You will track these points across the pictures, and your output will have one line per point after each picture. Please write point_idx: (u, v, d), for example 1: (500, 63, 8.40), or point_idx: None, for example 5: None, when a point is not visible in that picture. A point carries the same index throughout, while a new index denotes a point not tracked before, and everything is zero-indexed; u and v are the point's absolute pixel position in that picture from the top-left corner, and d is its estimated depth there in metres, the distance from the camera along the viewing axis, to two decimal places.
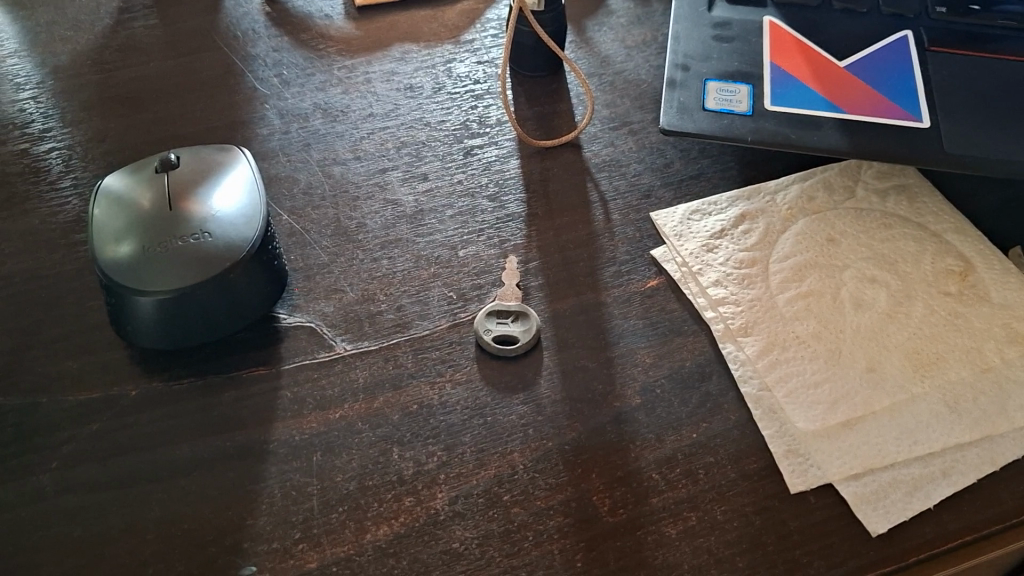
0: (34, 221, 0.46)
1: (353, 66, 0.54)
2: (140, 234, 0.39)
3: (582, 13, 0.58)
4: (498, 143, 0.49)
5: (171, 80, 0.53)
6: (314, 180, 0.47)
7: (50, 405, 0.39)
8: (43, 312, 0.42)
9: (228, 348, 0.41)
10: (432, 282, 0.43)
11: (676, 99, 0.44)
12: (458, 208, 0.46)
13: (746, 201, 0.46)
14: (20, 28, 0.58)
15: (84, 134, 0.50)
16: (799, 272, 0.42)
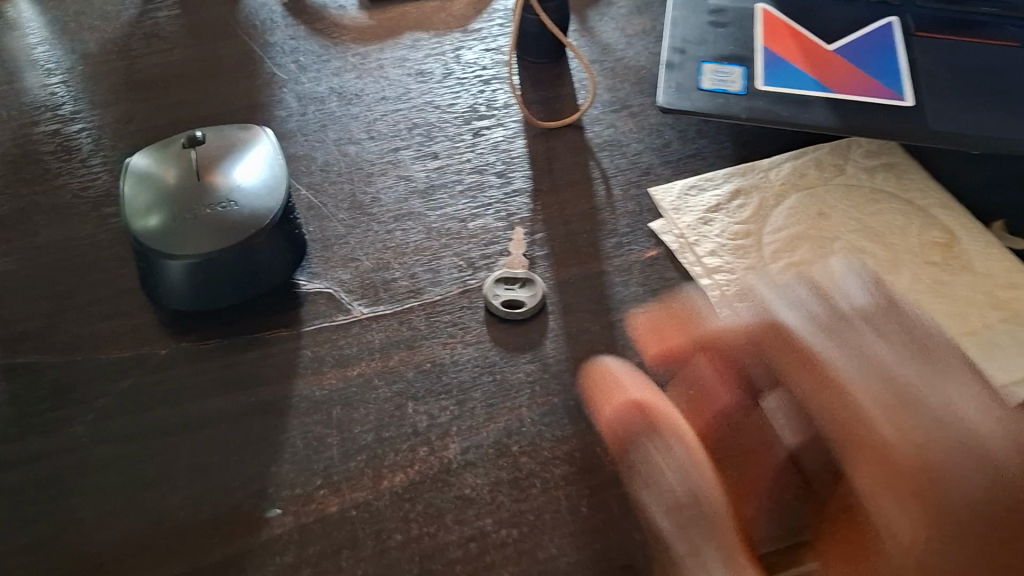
0: (65, 196, 0.48)
1: (366, 53, 0.56)
2: (171, 204, 0.42)
3: (584, 5, 0.60)
4: (504, 125, 0.52)
5: (193, 66, 0.56)
6: (330, 158, 0.50)
7: (84, 363, 0.41)
8: (76, 279, 0.44)
9: (252, 311, 0.43)
10: (443, 252, 0.45)
11: (674, 80, 0.47)
12: (467, 184, 0.49)
13: (740, 177, 0.48)
14: (49, 18, 0.60)
15: (112, 116, 0.53)
16: (791, 243, 0.45)
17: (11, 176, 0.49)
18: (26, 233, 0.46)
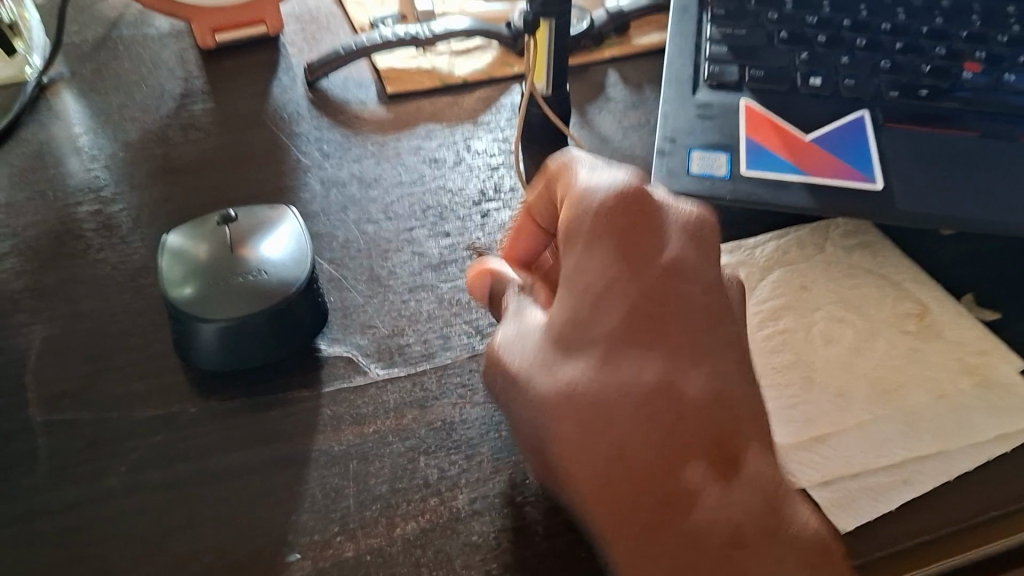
0: (105, 269, 0.52)
1: (385, 142, 0.61)
2: (209, 274, 0.46)
3: (584, 99, 0.65)
4: (511, 207, 0.56)
5: (227, 154, 0.61)
6: (350, 236, 0.54)
7: (119, 420, 0.44)
8: (113, 342, 0.48)
9: (276, 373, 0.46)
10: (454, 321, 0.49)
11: (665, 165, 0.51)
12: (476, 259, 0.53)
13: (728, 254, 0.52)
14: (94, 110, 0.66)
15: (150, 198, 0.57)
16: (775, 313, 0.48)
17: (56, 251, 0.54)
18: (69, 301, 0.50)
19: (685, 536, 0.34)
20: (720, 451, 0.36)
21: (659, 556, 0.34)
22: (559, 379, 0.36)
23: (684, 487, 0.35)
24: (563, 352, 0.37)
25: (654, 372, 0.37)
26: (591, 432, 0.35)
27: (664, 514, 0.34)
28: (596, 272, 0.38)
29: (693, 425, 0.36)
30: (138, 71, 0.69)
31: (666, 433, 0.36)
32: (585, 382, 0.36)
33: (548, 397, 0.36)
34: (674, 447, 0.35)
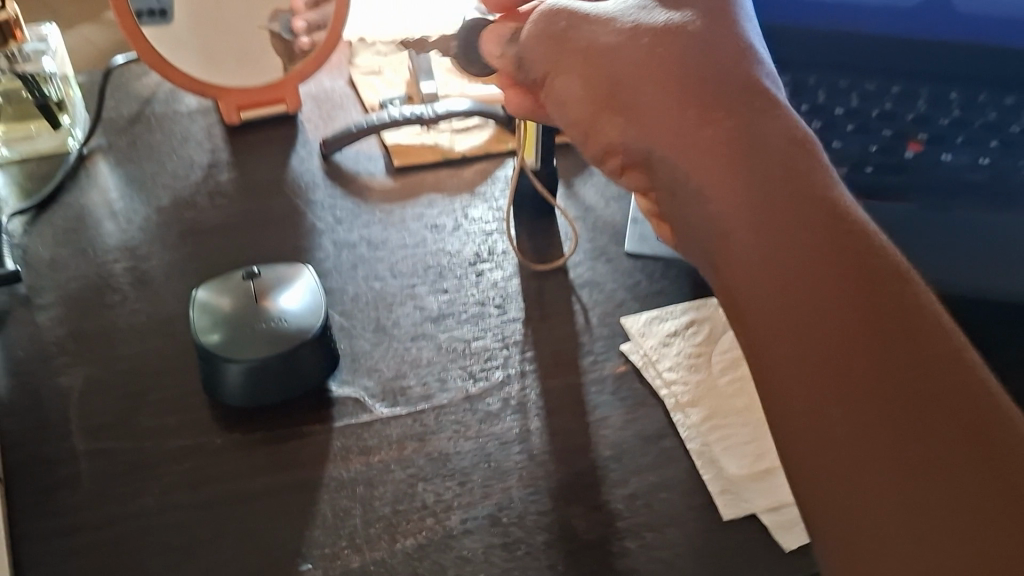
0: (141, 318, 0.59)
1: (391, 209, 0.69)
2: (238, 324, 0.52)
3: (571, 170, 0.72)
4: (503, 267, 0.63)
5: (249, 217, 0.68)
6: (359, 290, 0.61)
7: (153, 448, 0.50)
8: (147, 382, 0.54)
9: (292, 410, 0.52)
10: (450, 366, 0.55)
11: (639, 232, 0.65)
12: (471, 313, 0.59)
13: (695, 310, 0.58)
14: (129, 177, 0.73)
15: (181, 256, 0.64)
16: (736, 361, 0.55)
17: (96, 301, 0.60)
18: (108, 346, 0.57)
19: (833, 314, 0.35)
20: (860, 242, 0.36)
21: (806, 345, 0.35)
22: (642, 53, 0.40)
23: (836, 276, 0.35)
24: (663, 86, 0.39)
25: (788, 141, 0.37)
26: (695, 117, 0.38)
27: (814, 294, 0.35)
28: (688, 40, 0.39)
29: (836, 213, 0.37)
30: (168, 143, 0.77)
31: (800, 195, 0.36)
32: (708, 124, 0.38)
33: (638, 66, 0.40)
34: (817, 241, 0.36)
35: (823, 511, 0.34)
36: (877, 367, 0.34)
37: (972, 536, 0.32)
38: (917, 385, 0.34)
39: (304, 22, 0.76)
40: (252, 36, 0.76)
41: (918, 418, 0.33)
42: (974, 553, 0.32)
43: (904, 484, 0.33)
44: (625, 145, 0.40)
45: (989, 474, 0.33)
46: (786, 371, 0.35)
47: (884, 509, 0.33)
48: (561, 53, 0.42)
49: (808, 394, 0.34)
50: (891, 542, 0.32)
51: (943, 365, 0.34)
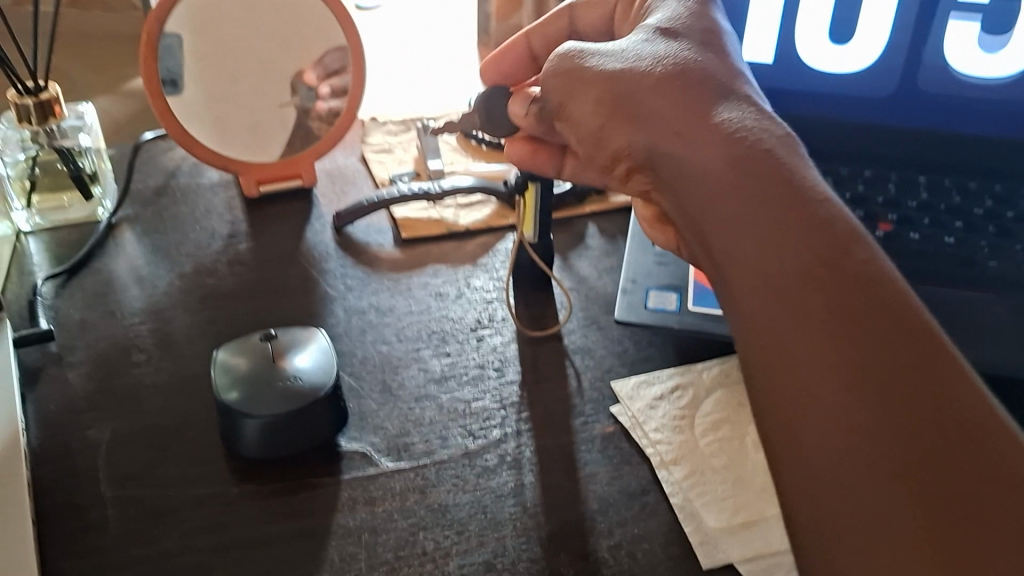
0: (165, 376, 0.63)
1: (399, 278, 0.74)
2: (257, 381, 0.56)
3: (567, 244, 0.78)
4: (502, 333, 0.68)
5: (266, 284, 0.73)
6: (367, 353, 0.65)
7: (175, 497, 0.54)
8: (170, 436, 0.58)
9: (304, 463, 0.56)
10: (451, 424, 0.59)
11: (628, 301, 0.68)
12: (471, 375, 0.63)
13: (680, 375, 0.63)
14: (155, 244, 0.78)
15: (203, 319, 0.69)
16: (717, 424, 0.59)
17: (123, 360, 0.65)
18: (134, 402, 0.61)
19: (810, 281, 0.39)
20: (842, 228, 0.41)
21: (782, 311, 0.40)
22: (648, 74, 0.48)
23: (814, 250, 0.40)
24: (669, 96, 0.47)
25: (776, 146, 0.44)
26: (693, 118, 0.46)
27: (792, 262, 0.40)
28: (689, 65, 0.49)
29: (818, 201, 0.42)
30: (191, 214, 0.82)
31: (784, 183, 0.42)
32: (705, 124, 0.45)
33: (646, 80, 0.48)
34: (801, 223, 0.41)
35: (781, 444, 0.38)
36: (821, 312, 0.39)
37: (907, 474, 0.35)
38: (879, 347, 0.38)
39: (326, 86, 0.83)
40: (260, 115, 0.82)
41: (879, 374, 0.37)
42: (907, 489, 0.35)
43: (855, 426, 0.36)
44: (633, 147, 0.48)
45: (926, 423, 0.36)
46: (766, 327, 0.40)
47: (836, 452, 0.36)
48: (572, 85, 0.51)
49: (782, 344, 0.39)
50: (834, 472, 0.36)
51: (911, 338, 0.38)
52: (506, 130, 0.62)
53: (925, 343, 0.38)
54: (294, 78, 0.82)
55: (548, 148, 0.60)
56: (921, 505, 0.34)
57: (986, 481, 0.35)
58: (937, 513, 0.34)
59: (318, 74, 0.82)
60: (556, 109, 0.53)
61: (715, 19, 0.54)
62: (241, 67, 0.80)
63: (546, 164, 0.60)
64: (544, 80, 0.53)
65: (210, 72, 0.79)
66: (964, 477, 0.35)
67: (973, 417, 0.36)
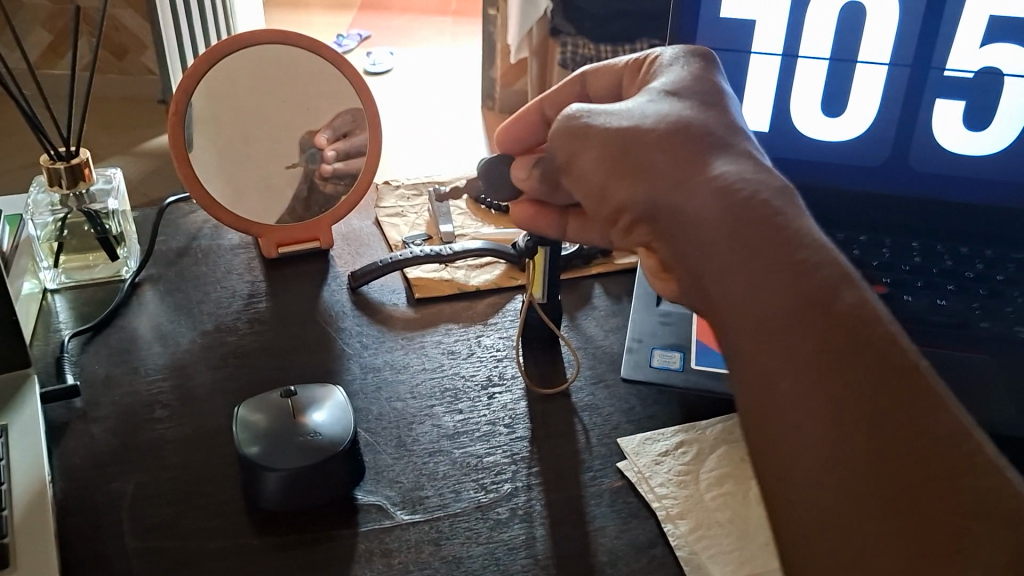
0: (187, 431, 0.66)
1: (412, 337, 0.76)
2: (277, 434, 0.59)
3: (574, 304, 0.81)
4: (512, 390, 0.70)
5: (284, 342, 0.75)
6: (383, 410, 0.68)
7: (198, 548, 0.56)
8: (193, 489, 0.60)
9: (323, 516, 0.58)
10: (464, 479, 0.61)
11: (633, 359, 0.71)
12: (483, 431, 0.66)
13: (684, 432, 0.65)
14: (177, 303, 0.81)
15: (224, 375, 0.71)
16: (720, 479, 0.61)
17: (147, 415, 0.67)
18: (158, 456, 0.63)
19: (800, 326, 0.42)
20: (831, 273, 0.43)
21: (776, 353, 0.42)
22: (650, 131, 0.51)
23: (804, 295, 0.42)
24: (669, 153, 0.50)
25: (769, 196, 0.46)
26: (692, 174, 0.48)
27: (783, 307, 0.42)
28: (690, 124, 0.51)
29: (808, 247, 0.44)
30: (212, 274, 0.86)
31: (776, 234, 0.44)
32: (703, 179, 0.48)
33: (649, 137, 0.51)
34: (789, 269, 0.43)
35: (771, 477, 0.41)
36: (813, 356, 0.41)
37: (890, 506, 0.37)
38: (865, 389, 0.40)
39: (332, 150, 0.87)
40: (274, 175, 0.86)
41: (865, 409, 0.39)
42: (895, 517, 0.37)
43: (843, 459, 0.39)
44: (635, 200, 0.50)
45: (911, 458, 0.38)
46: (759, 368, 0.42)
47: (828, 488, 0.39)
48: (578, 141, 0.53)
49: (775, 385, 0.41)
50: (823, 501, 0.39)
51: (895, 375, 0.40)
52: (508, 196, 0.64)
53: (910, 383, 0.40)
54: (305, 138, 0.86)
55: (550, 209, 0.63)
56: (904, 535, 0.37)
57: (966, 512, 0.37)
58: (923, 539, 0.37)
59: (328, 135, 0.86)
60: (562, 164, 0.55)
61: (714, 84, 0.57)
62: (256, 128, 0.85)
63: (547, 225, 0.64)
64: (550, 137, 0.55)
65: (230, 135, 0.84)
66: (945, 509, 0.37)
67: (954, 452, 0.38)
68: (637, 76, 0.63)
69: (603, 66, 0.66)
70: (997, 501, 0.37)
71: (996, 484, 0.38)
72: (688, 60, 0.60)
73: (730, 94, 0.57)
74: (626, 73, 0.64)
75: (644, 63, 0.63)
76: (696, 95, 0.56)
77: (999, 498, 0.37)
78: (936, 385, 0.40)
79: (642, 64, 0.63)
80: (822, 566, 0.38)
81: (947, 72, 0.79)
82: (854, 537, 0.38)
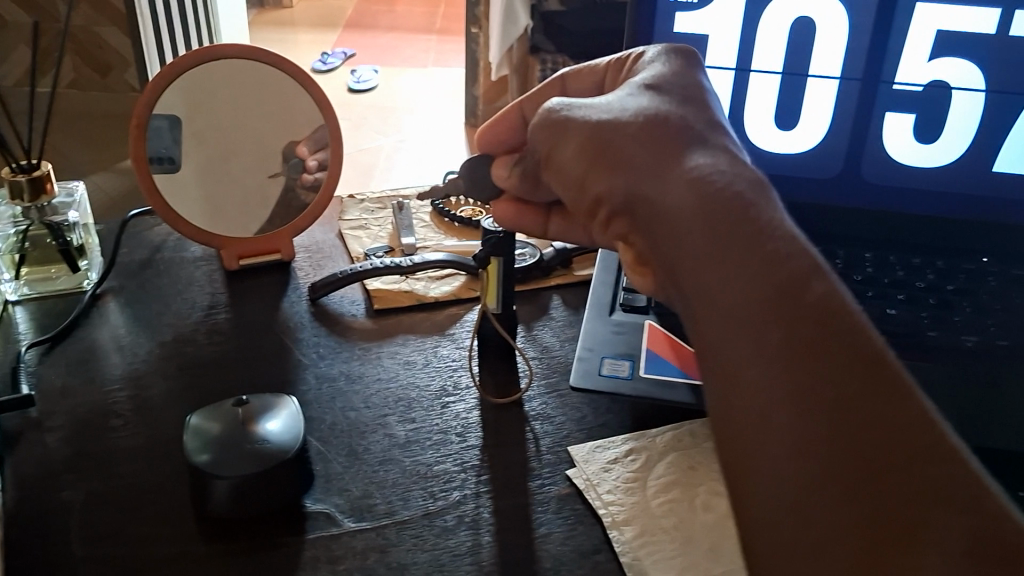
0: (139, 440, 0.66)
1: (369, 347, 0.77)
2: (228, 442, 0.58)
3: (531, 315, 0.81)
4: (466, 399, 0.71)
5: (241, 353, 0.76)
6: (335, 419, 0.68)
7: (143, 556, 0.56)
8: (142, 497, 0.60)
9: (269, 524, 0.59)
10: (413, 486, 0.62)
11: (583, 368, 0.71)
12: (435, 439, 0.66)
13: (634, 441, 0.66)
14: (136, 314, 0.81)
15: (179, 385, 0.72)
16: (667, 485, 0.61)
17: (100, 425, 0.67)
18: (109, 465, 0.63)
19: (770, 313, 0.39)
20: (803, 262, 0.40)
21: (745, 340, 0.39)
22: (630, 123, 0.50)
23: (774, 282, 0.40)
24: (648, 144, 0.49)
25: (743, 188, 0.44)
26: (669, 165, 0.47)
27: (752, 295, 0.40)
28: (669, 117, 0.50)
29: (780, 238, 0.41)
30: (174, 286, 0.86)
31: (745, 221, 0.42)
32: (679, 170, 0.46)
33: (628, 129, 0.50)
34: (759, 255, 0.41)
35: (733, 466, 0.38)
36: (781, 341, 0.38)
37: (853, 495, 0.35)
38: (833, 375, 0.37)
39: (315, 159, 0.89)
40: (256, 187, 0.88)
41: (831, 395, 0.37)
42: (855, 503, 0.35)
43: (806, 445, 0.36)
44: (614, 191, 0.49)
45: (876, 445, 0.35)
46: (726, 356, 0.40)
47: (791, 476, 0.36)
48: (558, 134, 0.53)
49: (741, 373, 0.39)
50: (783, 488, 0.36)
51: (864, 363, 0.37)
52: (490, 196, 0.65)
53: (881, 375, 0.37)
54: (288, 147, 0.88)
55: (533, 208, 0.64)
56: (864, 524, 0.34)
57: (932, 502, 0.34)
58: (881, 523, 0.34)
59: (311, 146, 0.88)
60: (544, 159, 0.55)
61: (696, 82, 0.56)
62: (229, 141, 0.87)
63: (532, 223, 0.65)
64: (532, 133, 0.55)
65: (203, 150, 0.86)
66: (911, 495, 0.34)
67: (924, 440, 0.35)
68: (620, 74, 0.63)
69: (584, 68, 0.65)
70: (964, 490, 0.34)
71: (968, 477, 0.35)
72: (669, 58, 0.58)
73: (711, 92, 0.56)
74: (609, 74, 0.64)
75: (627, 62, 0.62)
76: (677, 91, 0.54)
77: (969, 490, 0.34)
78: (910, 377, 0.38)
79: (624, 64, 0.62)
80: (781, 558, 0.36)
81: (896, 86, 0.81)
82: (813, 527, 0.35)
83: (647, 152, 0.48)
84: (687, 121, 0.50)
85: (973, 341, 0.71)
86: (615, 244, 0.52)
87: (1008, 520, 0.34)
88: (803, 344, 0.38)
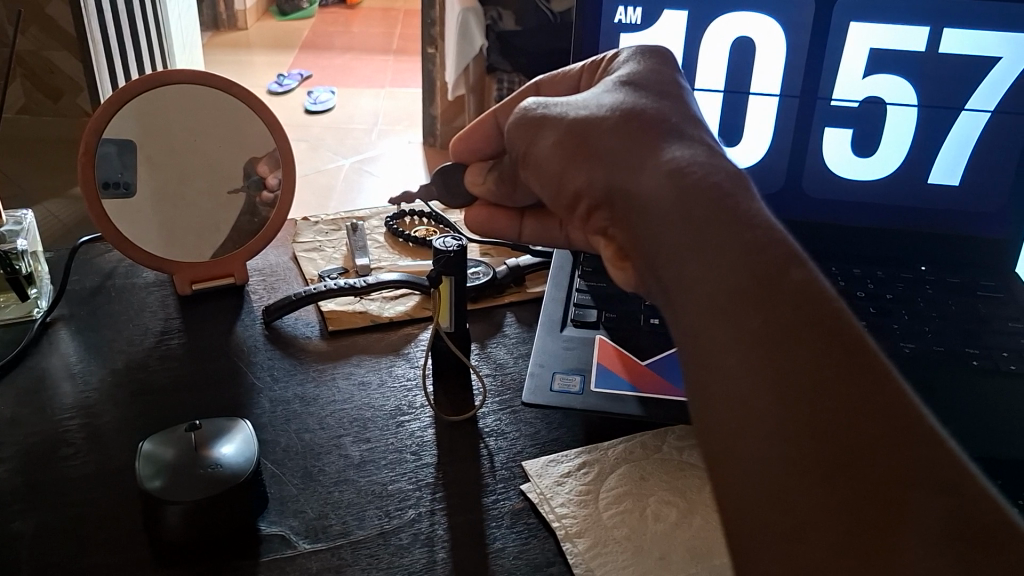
0: (91, 469, 0.65)
1: (324, 368, 0.77)
2: (177, 468, 0.58)
3: (486, 332, 0.82)
4: (421, 419, 0.71)
5: (195, 378, 0.76)
6: (290, 442, 0.68)
7: None
8: (93, 526, 0.60)
9: (223, 550, 0.59)
10: (368, 506, 0.62)
11: (534, 384, 0.72)
12: (390, 459, 0.67)
13: (587, 454, 0.67)
14: (87, 341, 0.81)
15: (131, 412, 0.71)
16: (619, 497, 0.62)
17: (50, 455, 0.67)
18: (59, 494, 0.63)
19: (747, 301, 0.38)
20: (781, 249, 0.39)
21: (723, 329, 0.38)
22: (606, 118, 0.49)
23: (751, 269, 0.38)
24: (622, 137, 0.47)
25: (720, 179, 0.42)
26: (645, 156, 0.46)
27: (729, 282, 0.39)
28: (645, 110, 0.49)
29: (759, 226, 0.40)
30: (125, 313, 0.85)
31: (723, 209, 0.41)
32: (654, 161, 0.45)
33: (605, 124, 0.49)
34: (736, 243, 0.39)
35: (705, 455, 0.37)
36: (760, 329, 0.37)
37: (828, 475, 0.33)
38: (815, 359, 0.36)
39: (274, 177, 0.89)
40: (217, 206, 0.88)
41: (806, 379, 0.35)
42: (832, 484, 0.33)
43: (785, 430, 0.35)
44: (592, 185, 0.48)
45: (854, 426, 0.34)
46: (702, 342, 0.38)
47: (768, 460, 0.35)
48: (533, 133, 0.52)
49: (717, 357, 0.37)
50: (759, 475, 0.35)
51: (843, 347, 0.36)
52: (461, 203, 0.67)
53: (858, 359, 0.36)
54: (248, 164, 0.88)
55: (507, 211, 0.64)
56: (841, 505, 0.33)
57: (912, 486, 0.33)
58: (858, 505, 0.33)
59: (269, 164, 0.89)
60: (520, 157, 0.54)
61: (673, 78, 0.54)
62: (187, 161, 0.86)
63: (507, 226, 0.65)
64: (509, 132, 0.54)
65: (160, 174, 0.86)
66: (885, 478, 0.33)
67: (901, 420, 0.35)
68: (595, 77, 0.62)
69: (558, 74, 0.65)
70: (937, 471, 0.33)
71: (940, 457, 0.34)
72: (644, 56, 0.57)
73: (689, 89, 0.54)
74: (584, 77, 0.63)
75: (602, 64, 0.61)
76: (652, 87, 0.53)
77: (947, 474, 0.33)
78: (889, 366, 0.37)
79: (599, 67, 0.61)
80: (753, 543, 0.34)
81: (834, 102, 0.84)
82: (790, 512, 0.34)
83: (623, 148, 0.47)
84: (665, 114, 0.49)
85: (911, 347, 0.73)
86: (594, 238, 0.51)
87: (989, 508, 0.33)
88: (780, 331, 0.37)
